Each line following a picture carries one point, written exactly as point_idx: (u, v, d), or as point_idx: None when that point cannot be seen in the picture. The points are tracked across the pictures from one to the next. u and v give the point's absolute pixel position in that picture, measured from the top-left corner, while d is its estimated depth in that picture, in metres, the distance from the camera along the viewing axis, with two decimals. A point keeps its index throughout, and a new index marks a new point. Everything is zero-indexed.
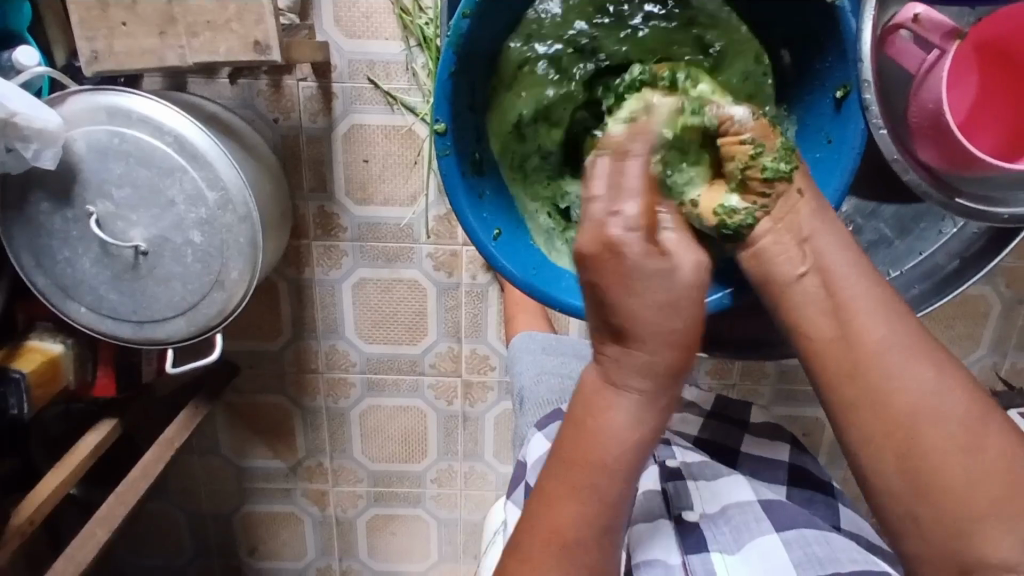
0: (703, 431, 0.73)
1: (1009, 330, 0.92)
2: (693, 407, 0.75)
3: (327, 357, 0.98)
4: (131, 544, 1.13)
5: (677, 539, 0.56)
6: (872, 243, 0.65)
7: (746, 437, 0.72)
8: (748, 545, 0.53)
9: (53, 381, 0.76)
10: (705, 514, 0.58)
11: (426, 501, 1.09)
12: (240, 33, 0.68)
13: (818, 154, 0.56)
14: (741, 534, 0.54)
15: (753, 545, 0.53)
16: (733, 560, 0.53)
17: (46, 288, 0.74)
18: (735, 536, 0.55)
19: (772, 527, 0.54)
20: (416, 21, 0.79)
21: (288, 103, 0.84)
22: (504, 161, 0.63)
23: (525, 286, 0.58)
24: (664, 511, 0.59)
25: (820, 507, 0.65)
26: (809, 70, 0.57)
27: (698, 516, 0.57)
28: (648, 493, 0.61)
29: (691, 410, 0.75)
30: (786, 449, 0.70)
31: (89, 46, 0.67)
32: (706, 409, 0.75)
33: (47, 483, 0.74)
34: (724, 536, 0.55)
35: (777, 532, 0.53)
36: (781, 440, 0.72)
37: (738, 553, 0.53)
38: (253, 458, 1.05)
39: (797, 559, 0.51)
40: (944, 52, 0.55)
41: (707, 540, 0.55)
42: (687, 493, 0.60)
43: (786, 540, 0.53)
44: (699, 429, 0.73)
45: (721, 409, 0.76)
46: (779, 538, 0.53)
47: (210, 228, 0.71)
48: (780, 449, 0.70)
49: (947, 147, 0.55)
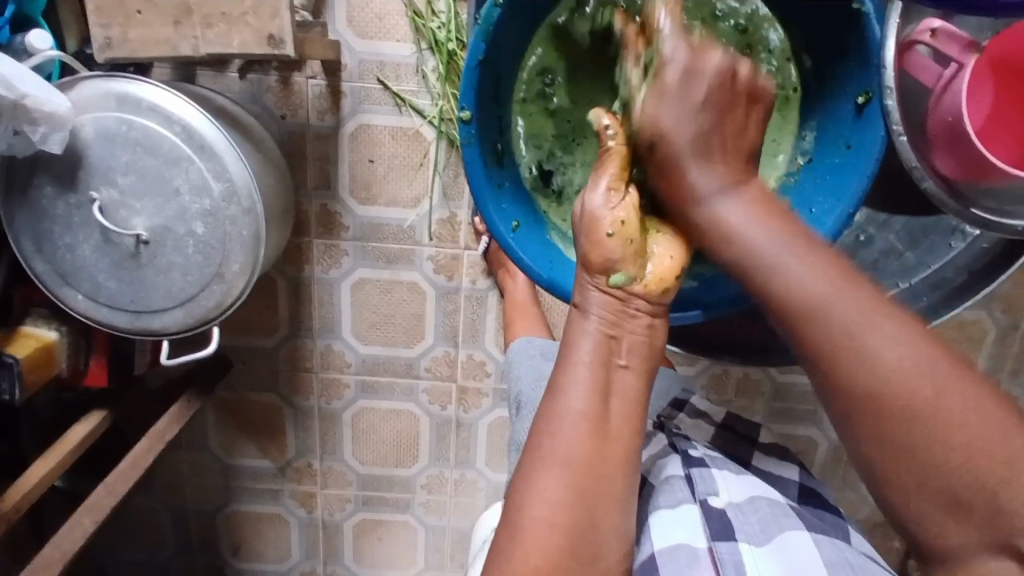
0: (714, 439, 0.73)
1: (1003, 357, 0.93)
2: (705, 417, 0.76)
3: (322, 357, 0.97)
4: (111, 539, 1.11)
5: (704, 523, 0.55)
6: (883, 254, 0.66)
7: (755, 453, 0.72)
8: (777, 538, 0.53)
9: (46, 368, 0.75)
10: (731, 501, 0.57)
11: (415, 507, 1.08)
12: (255, 27, 0.68)
13: (839, 159, 0.58)
14: (769, 526, 0.54)
15: (783, 537, 0.53)
16: (760, 550, 0.53)
17: (44, 273, 0.73)
18: (763, 527, 0.54)
19: (801, 524, 0.55)
20: (429, 25, 0.79)
21: (297, 101, 0.84)
22: (517, 119, 0.63)
23: (537, 277, 0.59)
24: (688, 494, 0.59)
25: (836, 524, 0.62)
26: (831, 76, 0.58)
27: (723, 503, 0.57)
28: (672, 480, 0.61)
29: (702, 419, 0.76)
30: (796, 469, 0.70)
31: (103, 32, 0.67)
32: (718, 420, 0.76)
33: (36, 471, 0.72)
34: (752, 527, 0.55)
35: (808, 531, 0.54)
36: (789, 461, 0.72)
37: (767, 545, 0.53)
38: (242, 457, 1.04)
39: (827, 558, 0.52)
40: (962, 64, 0.56)
41: (735, 528, 0.54)
42: (712, 478, 0.60)
43: (817, 541, 0.53)
44: (709, 437, 0.74)
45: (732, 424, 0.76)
46: (809, 536, 0.54)
47: (214, 219, 0.71)
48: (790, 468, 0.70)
49: (962, 154, 0.56)
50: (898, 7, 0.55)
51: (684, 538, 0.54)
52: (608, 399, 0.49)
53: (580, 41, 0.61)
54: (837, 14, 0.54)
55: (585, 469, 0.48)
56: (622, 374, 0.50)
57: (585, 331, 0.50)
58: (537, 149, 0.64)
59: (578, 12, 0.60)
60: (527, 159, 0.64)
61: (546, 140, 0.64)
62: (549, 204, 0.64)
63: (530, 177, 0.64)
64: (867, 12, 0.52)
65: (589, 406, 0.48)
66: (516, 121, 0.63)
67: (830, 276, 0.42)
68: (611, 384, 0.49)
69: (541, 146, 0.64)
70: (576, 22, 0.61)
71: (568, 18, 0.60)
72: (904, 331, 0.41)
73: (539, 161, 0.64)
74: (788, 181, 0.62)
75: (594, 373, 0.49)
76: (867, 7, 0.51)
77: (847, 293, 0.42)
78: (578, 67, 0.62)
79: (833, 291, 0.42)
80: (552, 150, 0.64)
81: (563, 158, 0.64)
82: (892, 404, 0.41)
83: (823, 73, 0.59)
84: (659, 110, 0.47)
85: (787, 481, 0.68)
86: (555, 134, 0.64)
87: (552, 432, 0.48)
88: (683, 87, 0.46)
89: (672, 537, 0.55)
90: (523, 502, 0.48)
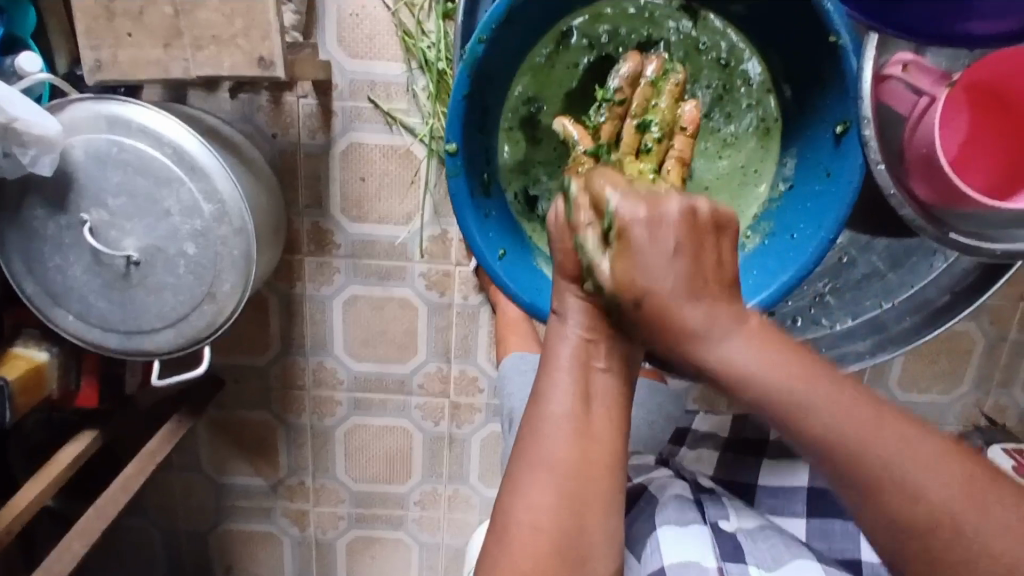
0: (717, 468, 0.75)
1: (992, 367, 0.93)
2: (710, 439, 0.78)
3: (314, 374, 0.97)
4: (102, 559, 1.10)
5: (713, 544, 0.56)
6: (866, 276, 0.68)
7: (763, 463, 0.72)
8: (785, 565, 0.54)
9: (36, 390, 0.74)
10: (741, 527, 0.59)
11: (409, 524, 1.07)
12: (245, 49, 0.68)
13: (818, 186, 0.59)
14: (778, 554, 0.55)
15: (793, 564, 0.54)
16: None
17: (34, 294, 0.73)
18: (774, 554, 0.55)
19: (808, 551, 0.56)
20: (418, 44, 0.80)
21: (287, 120, 0.84)
22: (503, 145, 0.63)
23: (525, 304, 0.60)
24: (699, 515, 0.59)
25: (839, 535, 0.64)
26: (810, 104, 0.60)
27: (733, 528, 0.59)
28: (681, 497, 0.61)
29: (705, 446, 0.78)
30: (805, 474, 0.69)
31: (93, 55, 0.68)
32: (724, 437, 0.77)
33: (26, 494, 0.72)
34: (761, 552, 0.56)
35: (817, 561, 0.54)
36: (798, 463, 0.71)
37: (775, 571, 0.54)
38: (234, 475, 1.03)
39: None
40: (935, 96, 0.56)
41: (744, 552, 0.56)
42: (723, 505, 0.61)
43: (827, 570, 0.54)
44: (712, 467, 0.75)
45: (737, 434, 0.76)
46: (820, 566, 0.54)
47: (205, 240, 0.71)
48: (799, 472, 0.70)
49: (939, 181, 0.56)
50: (874, 39, 0.54)
51: (693, 556, 0.55)
52: (589, 404, 0.48)
53: (565, 70, 0.62)
54: (817, 44, 0.56)
55: (579, 486, 0.48)
56: (601, 377, 0.49)
57: (565, 338, 0.49)
58: (522, 176, 0.64)
59: (563, 43, 0.61)
60: (511, 184, 0.64)
61: (531, 168, 0.64)
62: (535, 229, 0.65)
63: (515, 204, 0.65)
64: (845, 45, 0.53)
65: (580, 421, 0.49)
66: (503, 148, 0.63)
67: (780, 351, 0.43)
68: (591, 389, 0.49)
69: (525, 174, 0.64)
70: (563, 51, 0.62)
71: (553, 48, 0.61)
72: (895, 430, 0.42)
73: (524, 187, 0.65)
74: (771, 207, 0.64)
75: (575, 378, 0.49)
76: (844, 39, 0.53)
77: (829, 391, 0.43)
78: (561, 93, 0.63)
79: (830, 405, 0.42)
80: (537, 176, 0.65)
81: (547, 183, 0.65)
82: (840, 464, 0.42)
83: (803, 101, 0.60)
84: (636, 267, 0.43)
85: (796, 488, 0.69)
86: (542, 160, 0.64)
87: (543, 454, 0.48)
88: (651, 243, 0.42)
89: (682, 552, 0.55)
90: (513, 523, 0.48)
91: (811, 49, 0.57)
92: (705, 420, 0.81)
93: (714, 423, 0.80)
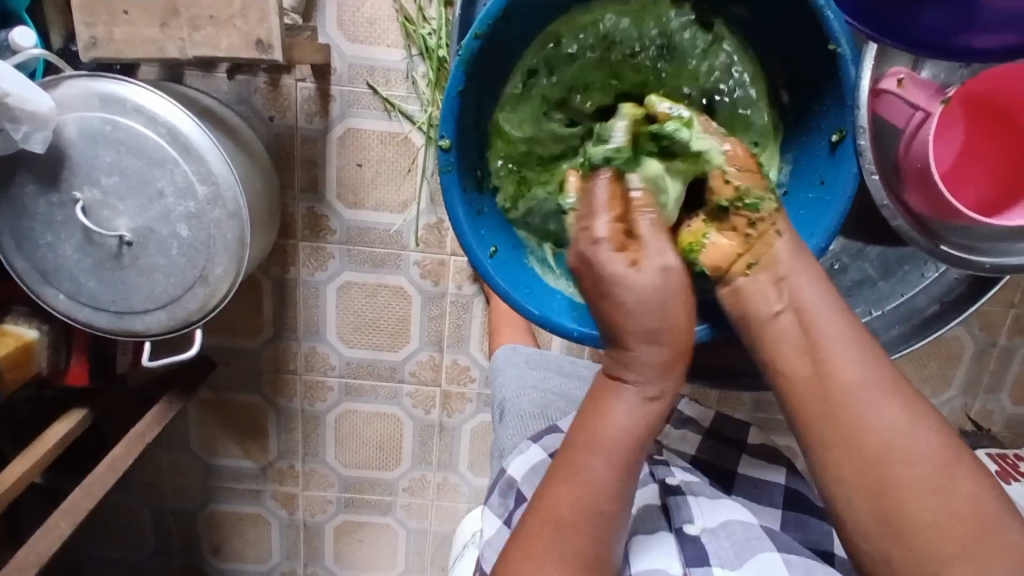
0: (701, 450, 0.74)
1: (980, 373, 0.94)
2: (693, 424, 0.77)
3: (307, 359, 0.97)
4: (90, 534, 1.10)
5: (679, 551, 0.57)
6: (857, 283, 0.68)
7: (742, 458, 0.73)
8: (748, 562, 0.54)
9: (25, 367, 0.74)
10: (706, 527, 0.58)
11: (397, 510, 1.08)
12: (243, 30, 0.67)
13: (811, 194, 0.59)
14: (743, 551, 0.55)
15: (754, 560, 0.54)
16: (733, 575, 0.54)
17: (25, 271, 0.73)
18: (737, 552, 0.55)
19: (774, 546, 0.55)
20: (419, 31, 0.79)
21: (284, 102, 0.83)
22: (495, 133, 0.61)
23: (519, 306, 0.60)
24: (665, 525, 0.60)
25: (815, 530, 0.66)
26: (808, 113, 0.59)
27: (698, 530, 0.58)
28: (649, 508, 0.62)
29: (689, 427, 0.77)
30: (783, 471, 0.71)
31: (88, 31, 0.67)
32: (706, 425, 0.76)
33: (13, 471, 0.72)
34: (725, 552, 0.56)
35: (780, 551, 0.54)
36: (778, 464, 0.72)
37: (738, 569, 0.54)
38: (224, 457, 1.04)
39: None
40: (929, 112, 0.56)
41: (708, 554, 0.56)
42: (687, 506, 0.60)
43: (787, 560, 0.53)
44: (696, 448, 0.75)
45: (720, 425, 0.76)
46: (780, 556, 0.54)
47: (198, 223, 0.71)
48: (776, 471, 0.71)
49: (932, 196, 0.56)
50: (872, 49, 0.57)
51: (662, 564, 0.55)
52: None
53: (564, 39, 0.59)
54: (814, 51, 0.54)
55: None
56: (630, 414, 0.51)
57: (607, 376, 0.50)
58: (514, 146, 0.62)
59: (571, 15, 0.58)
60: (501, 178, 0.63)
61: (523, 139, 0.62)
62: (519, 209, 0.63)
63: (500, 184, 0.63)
64: (844, 54, 0.52)
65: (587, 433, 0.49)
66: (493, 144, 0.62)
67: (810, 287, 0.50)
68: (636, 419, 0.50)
69: (519, 143, 0.62)
70: (540, 74, 0.60)
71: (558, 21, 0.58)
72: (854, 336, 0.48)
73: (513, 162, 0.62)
74: None
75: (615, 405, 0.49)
76: (844, 48, 0.52)
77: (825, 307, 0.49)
78: (558, 59, 0.60)
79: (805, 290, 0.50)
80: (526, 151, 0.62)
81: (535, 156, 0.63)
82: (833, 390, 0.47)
83: (802, 108, 0.59)
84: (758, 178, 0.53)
85: (773, 491, 0.69)
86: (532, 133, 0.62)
87: None
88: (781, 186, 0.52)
89: (648, 560, 0.56)
90: None
91: (803, 57, 0.56)
92: (691, 405, 0.79)
93: (698, 410, 0.79)
